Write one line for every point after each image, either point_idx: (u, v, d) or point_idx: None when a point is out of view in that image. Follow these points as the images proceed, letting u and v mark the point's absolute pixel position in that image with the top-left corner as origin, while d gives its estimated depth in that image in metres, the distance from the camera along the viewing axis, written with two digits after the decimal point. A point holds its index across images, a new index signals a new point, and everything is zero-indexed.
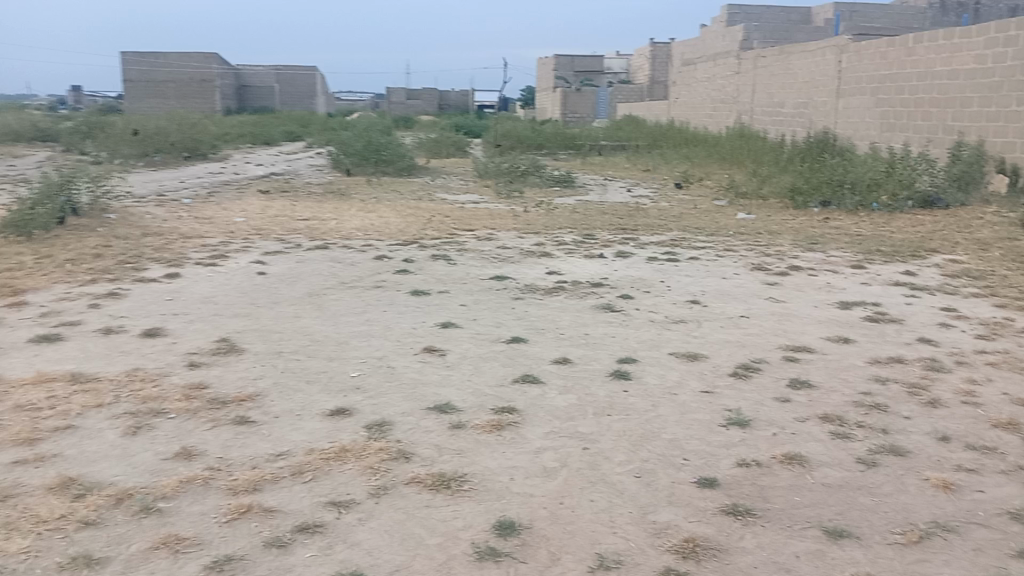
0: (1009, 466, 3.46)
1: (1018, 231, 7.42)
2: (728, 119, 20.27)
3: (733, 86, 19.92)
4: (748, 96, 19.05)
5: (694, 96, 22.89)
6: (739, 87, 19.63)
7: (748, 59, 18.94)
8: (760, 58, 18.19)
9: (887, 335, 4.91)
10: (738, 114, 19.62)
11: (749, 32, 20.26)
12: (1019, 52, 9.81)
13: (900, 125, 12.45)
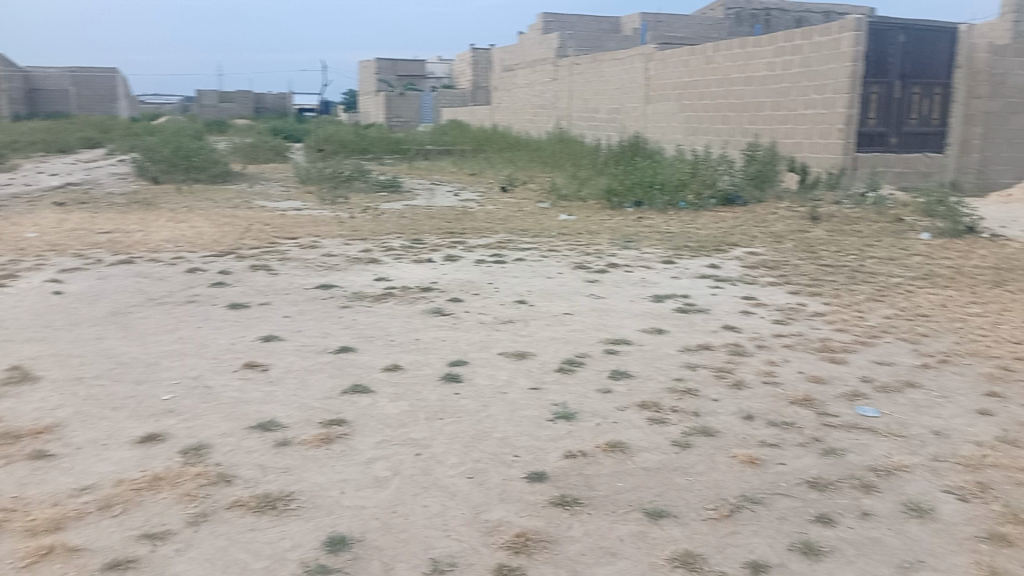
0: (805, 438, 3.79)
1: (805, 224, 8.21)
2: (548, 124, 21.02)
3: (551, 92, 20.70)
4: (565, 102, 19.86)
5: (515, 102, 23.56)
6: (557, 93, 20.42)
7: (565, 66, 19.74)
8: (576, 66, 19.01)
9: (697, 324, 5.26)
10: (558, 120, 20.41)
11: (564, 38, 20.90)
12: (804, 60, 10.88)
13: (702, 129, 13.48)
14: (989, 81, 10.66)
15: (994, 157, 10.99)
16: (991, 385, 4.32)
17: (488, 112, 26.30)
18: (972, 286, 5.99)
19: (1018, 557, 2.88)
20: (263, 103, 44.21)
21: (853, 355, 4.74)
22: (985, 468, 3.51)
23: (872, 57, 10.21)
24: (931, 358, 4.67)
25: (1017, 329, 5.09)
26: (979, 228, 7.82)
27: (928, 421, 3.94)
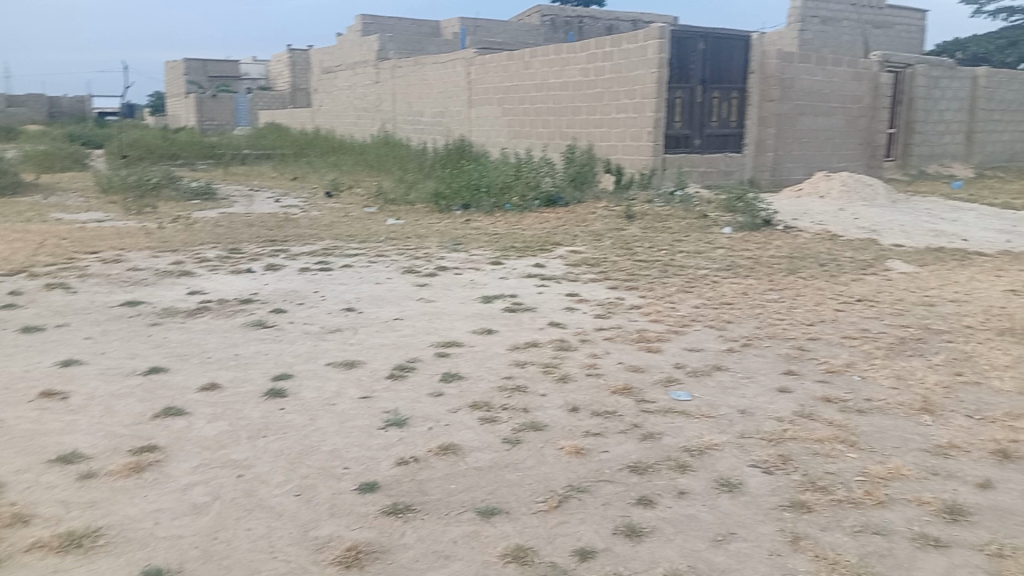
0: (626, 426, 3.99)
1: (622, 222, 8.63)
2: (373, 127, 20.84)
3: (374, 95, 20.54)
4: (389, 105, 19.77)
5: (337, 104, 23.19)
6: (380, 95, 20.28)
7: (387, 69, 19.65)
8: (398, 69, 18.99)
9: (524, 322, 5.38)
10: (383, 122, 20.27)
11: (385, 41, 20.36)
12: (614, 66, 11.40)
13: (524, 132, 13.87)
14: (779, 85, 11.89)
15: (786, 155, 12.35)
16: (788, 364, 4.74)
17: (309, 115, 25.62)
18: (770, 275, 6.55)
19: (815, 521, 3.17)
20: (59, 106, 40.52)
21: (668, 344, 5.04)
22: (784, 440, 3.83)
23: (675, 64, 10.97)
24: (737, 343, 5.05)
25: (808, 312, 5.62)
26: (773, 221, 8.60)
27: (736, 401, 4.26)
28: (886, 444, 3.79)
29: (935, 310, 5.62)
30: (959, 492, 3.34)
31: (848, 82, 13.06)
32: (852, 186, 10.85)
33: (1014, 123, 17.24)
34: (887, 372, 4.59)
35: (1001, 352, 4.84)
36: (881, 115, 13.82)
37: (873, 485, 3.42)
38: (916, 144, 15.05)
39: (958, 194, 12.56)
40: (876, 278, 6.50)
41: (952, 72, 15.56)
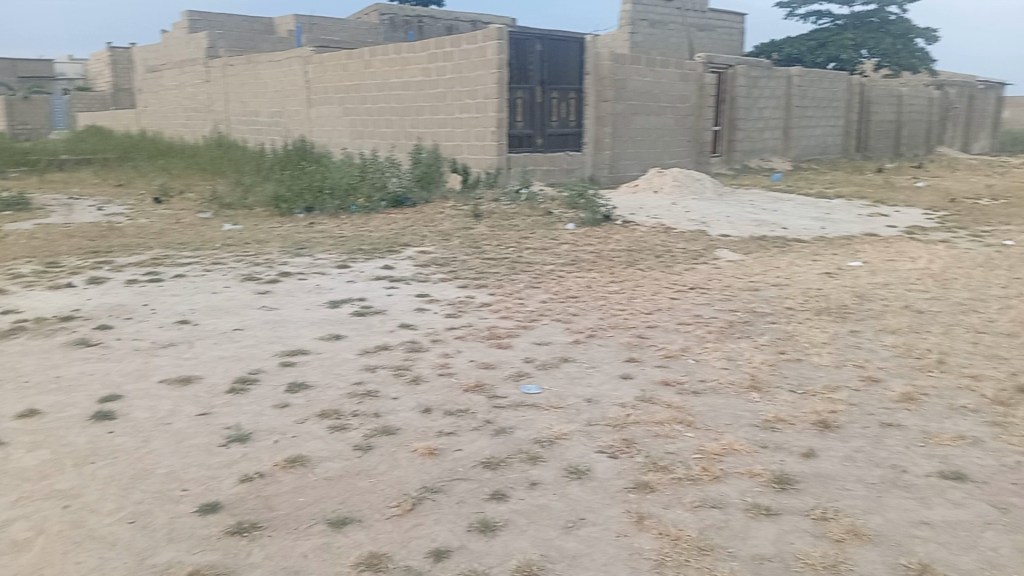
0: (478, 423, 4.03)
1: (469, 221, 8.72)
2: (206, 128, 19.88)
3: (206, 95, 19.60)
4: (222, 105, 18.93)
5: (165, 105, 21.94)
6: (212, 95, 19.37)
7: (218, 67, 18.79)
8: (230, 68, 18.22)
9: (373, 326, 5.31)
10: (216, 123, 19.37)
11: (214, 37, 19.31)
12: (455, 66, 11.48)
13: (367, 132, 13.69)
14: (613, 86, 12.43)
15: (622, 153, 12.93)
16: (630, 352, 4.96)
17: (134, 117, 24.06)
18: (611, 268, 6.83)
19: (658, 499, 3.34)
20: None
21: (517, 339, 5.14)
22: (628, 425, 4.01)
23: (515, 64, 11.21)
24: (583, 335, 5.23)
25: (647, 301, 5.91)
26: (613, 217, 8.98)
27: (582, 391, 4.41)
28: (721, 421, 4.05)
29: (760, 294, 6.07)
30: (785, 462, 3.63)
31: (676, 82, 13.83)
32: (683, 180, 11.49)
33: (824, 119, 18.88)
34: (720, 354, 4.91)
35: (817, 330, 5.30)
36: (706, 113, 14.75)
37: (709, 461, 3.65)
38: (739, 141, 16.19)
39: (777, 186, 13.63)
40: (707, 267, 6.93)
41: (769, 72, 16.77)
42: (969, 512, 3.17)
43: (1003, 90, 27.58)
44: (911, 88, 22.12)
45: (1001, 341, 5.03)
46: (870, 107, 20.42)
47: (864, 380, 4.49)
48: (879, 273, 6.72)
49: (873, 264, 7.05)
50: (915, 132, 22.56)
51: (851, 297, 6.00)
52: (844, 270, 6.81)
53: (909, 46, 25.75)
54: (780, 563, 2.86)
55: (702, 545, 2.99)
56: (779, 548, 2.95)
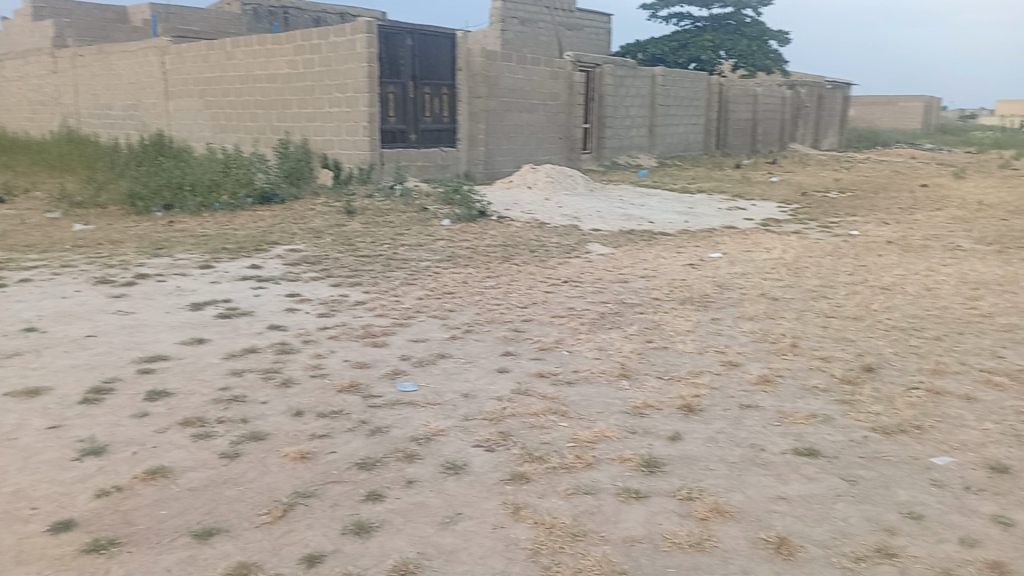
0: (353, 423, 3.96)
1: (341, 218, 8.54)
2: (53, 122, 18.52)
3: (52, 86, 18.25)
4: (71, 97, 17.67)
5: (6, 97, 20.29)
6: (59, 87, 18.06)
7: (65, 57, 17.52)
8: (78, 58, 17.03)
9: (240, 328, 5.11)
10: (65, 117, 18.07)
11: (60, 26, 17.99)
12: (323, 59, 11.21)
13: (231, 126, 13.15)
14: (485, 83, 12.52)
15: (496, 149, 13.09)
16: (506, 346, 5.01)
17: None
18: (487, 263, 6.88)
19: (534, 489, 3.39)
20: None
21: (393, 337, 5.09)
22: (504, 418, 4.05)
23: (385, 58, 11.04)
24: (458, 330, 5.24)
25: (522, 295, 5.99)
26: (488, 212, 9.05)
27: (458, 386, 4.42)
28: (593, 410, 4.16)
29: (630, 286, 6.29)
30: (654, 447, 3.77)
31: (547, 79, 14.08)
32: (555, 176, 11.72)
33: (687, 117, 19.77)
34: (592, 345, 5.04)
35: (683, 318, 5.55)
36: (576, 111, 15.12)
37: (582, 449, 3.74)
38: (608, 138, 16.71)
39: (644, 182, 14.16)
40: (579, 260, 7.11)
41: (635, 71, 17.37)
42: (820, 485, 3.41)
43: (846, 90, 29.80)
44: (765, 88, 23.52)
45: (847, 324, 5.44)
46: (729, 106, 21.55)
47: (725, 365, 4.75)
48: (738, 264, 7.11)
49: (732, 255, 7.45)
50: (770, 130, 23.99)
51: (713, 287, 6.31)
52: (707, 261, 7.16)
53: (762, 47, 27.34)
54: (649, 543, 2.98)
55: (576, 531, 3.06)
56: (648, 530, 3.07)
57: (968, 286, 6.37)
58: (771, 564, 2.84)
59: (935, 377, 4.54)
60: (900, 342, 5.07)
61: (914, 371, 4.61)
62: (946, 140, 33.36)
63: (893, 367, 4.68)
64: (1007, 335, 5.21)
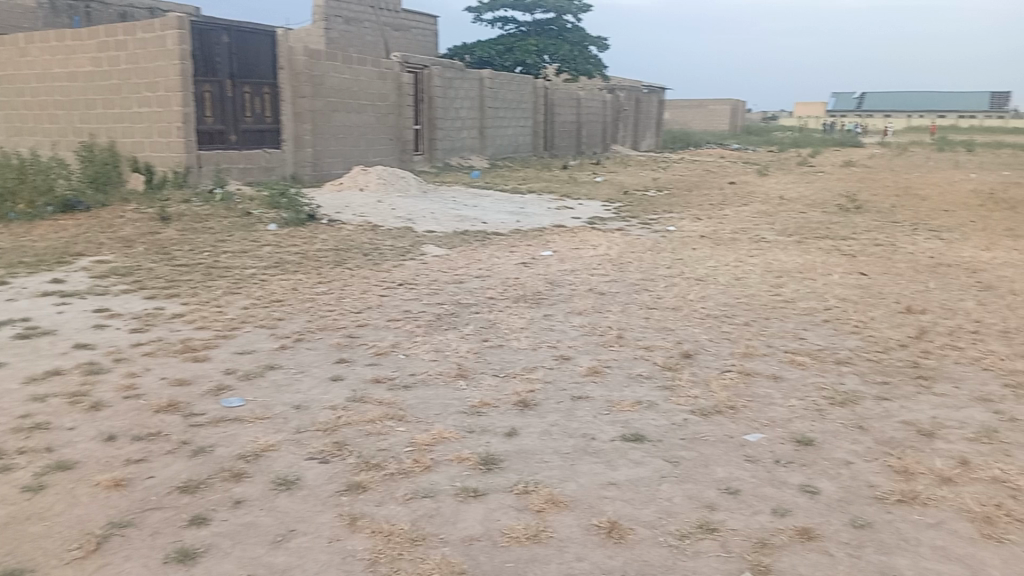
0: (173, 445, 3.69)
1: (156, 225, 7.98)
2: None
3: None
4: None
5: None
6: None
7: None
8: None
9: (42, 349, 4.63)
10: None
11: None
12: (130, 56, 10.44)
13: (27, 128, 11.92)
14: (309, 82, 12.22)
15: (324, 151, 12.80)
16: (339, 353, 4.88)
17: None
18: (318, 268, 6.68)
19: (371, 498, 3.31)
20: None
21: (217, 351, 4.81)
22: (339, 428, 3.93)
23: (199, 55, 10.44)
24: (289, 339, 5.04)
25: (355, 300, 5.86)
26: (317, 216, 8.80)
27: (289, 398, 4.24)
28: (430, 412, 4.13)
29: (465, 286, 6.33)
30: (490, 444, 3.80)
31: (374, 80, 13.93)
32: (387, 178, 11.60)
33: (516, 119, 20.24)
34: (428, 346, 5.02)
35: (517, 316, 5.65)
36: (406, 112, 15.05)
37: (420, 452, 3.70)
38: (439, 139, 16.78)
39: (475, 183, 14.33)
40: (414, 262, 7.07)
41: (463, 74, 17.54)
42: (647, 468, 3.58)
43: (660, 94, 31.69)
44: (587, 92, 24.53)
45: (668, 314, 5.76)
46: (555, 109, 22.31)
47: (558, 359, 4.88)
48: (568, 261, 7.35)
49: (562, 252, 7.70)
50: (594, 132, 25.07)
51: (544, 284, 6.49)
52: (538, 260, 7.34)
53: (583, 52, 28.45)
54: (487, 541, 2.99)
55: (415, 536, 3.02)
56: (486, 527, 3.08)
57: (772, 275, 6.95)
58: (604, 549, 2.93)
59: (745, 359, 4.90)
60: (715, 329, 5.44)
61: (728, 355, 4.96)
62: (749, 140, 36.35)
63: (709, 353, 5.00)
64: (806, 318, 5.73)
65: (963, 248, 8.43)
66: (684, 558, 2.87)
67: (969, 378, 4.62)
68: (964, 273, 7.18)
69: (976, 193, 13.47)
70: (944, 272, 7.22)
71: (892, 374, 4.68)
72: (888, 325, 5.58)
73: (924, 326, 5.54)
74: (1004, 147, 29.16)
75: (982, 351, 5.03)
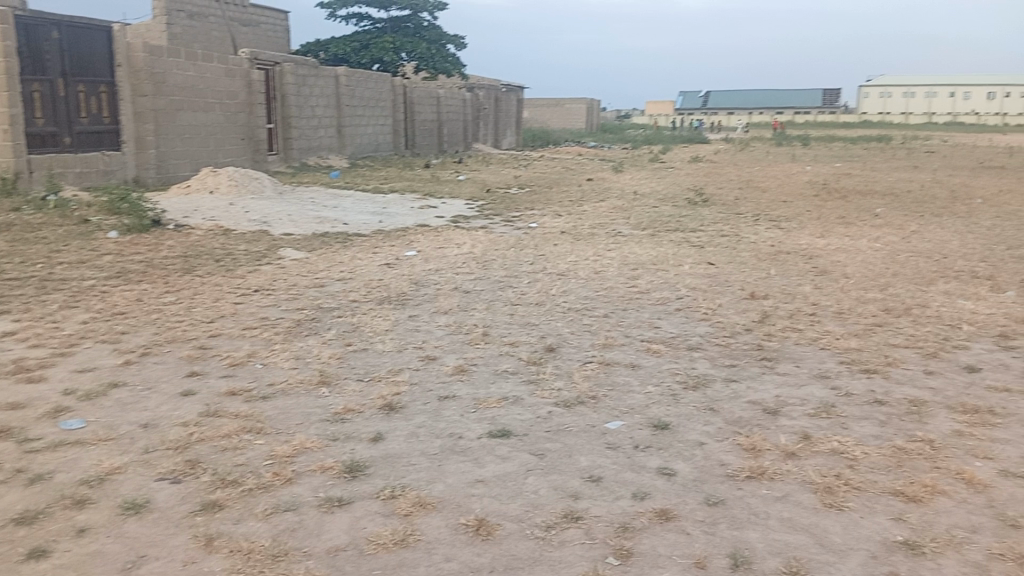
0: (6, 474, 3.37)
1: None
2: None
3: None
4: None
5: None
6: None
7: None
8: None
9: None
10: None
11: None
12: None
13: None
14: (150, 80, 11.55)
15: (169, 151, 12.17)
16: (191, 366, 4.63)
17: None
18: (165, 276, 6.32)
19: (229, 516, 3.15)
20: None
21: (54, 370, 4.45)
22: (193, 445, 3.72)
23: (26, 52, 9.61)
24: (134, 354, 4.73)
25: (206, 309, 5.59)
26: (163, 221, 8.31)
27: (136, 417, 3.98)
28: (291, 422, 3.99)
29: (325, 290, 6.17)
30: (355, 451, 3.72)
31: (220, 78, 13.37)
32: (239, 180, 11.13)
33: (375, 117, 19.96)
34: (287, 354, 4.85)
35: (380, 318, 5.56)
36: (258, 111, 14.51)
37: (281, 465, 3.56)
38: (294, 138, 16.29)
39: (335, 183, 14.01)
40: (270, 267, 6.82)
41: (317, 71, 17.12)
42: (514, 463, 3.61)
43: (518, 92, 32.17)
44: (447, 90, 24.54)
45: (531, 310, 5.84)
46: (414, 107, 22.18)
47: (424, 360, 4.84)
48: (432, 260, 7.32)
49: (426, 252, 7.66)
50: (455, 130, 25.13)
51: (408, 284, 6.43)
52: (402, 260, 7.26)
53: (441, 50, 28.44)
54: (353, 550, 2.92)
55: (276, 552, 2.90)
56: (352, 536, 3.01)
57: (629, 267, 7.20)
58: (472, 547, 2.93)
59: (605, 350, 5.05)
60: (577, 322, 5.58)
61: (589, 347, 5.09)
62: (606, 138, 37.50)
63: (572, 346, 5.12)
64: (662, 307, 5.98)
65: (799, 236, 9.06)
66: (551, 549, 2.92)
67: (808, 357, 4.97)
68: (801, 259, 7.71)
69: (809, 184, 14.53)
70: (784, 259, 7.73)
71: (739, 357, 4.96)
72: (736, 311, 5.92)
73: (767, 311, 5.92)
74: (834, 141, 31.62)
75: (819, 332, 5.43)
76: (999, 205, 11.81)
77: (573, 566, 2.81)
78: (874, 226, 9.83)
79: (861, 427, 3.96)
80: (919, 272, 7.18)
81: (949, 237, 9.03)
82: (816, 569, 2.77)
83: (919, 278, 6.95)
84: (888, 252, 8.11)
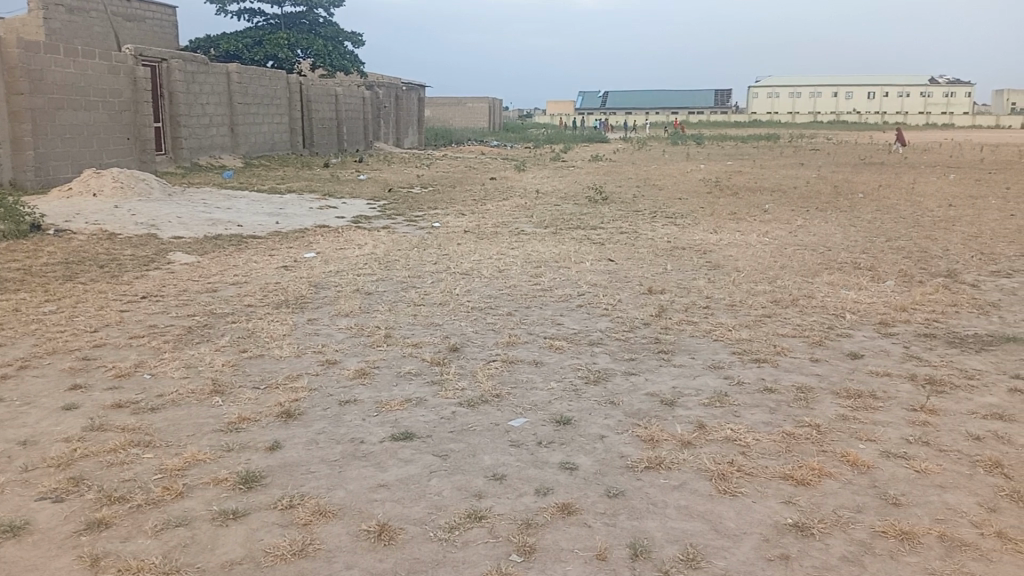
0: None
1: None
2: None
3: None
4: None
5: None
6: None
7: None
8: None
9: None
10: None
11: None
12: None
13: None
14: (26, 78, 10.87)
15: (49, 153, 11.50)
16: (73, 378, 4.38)
17: None
18: (44, 284, 5.96)
19: (116, 534, 2.99)
20: None
21: None
22: (75, 462, 3.51)
23: None
24: (10, 368, 4.43)
25: (90, 318, 5.30)
26: (41, 226, 7.85)
27: (14, 434, 3.73)
28: (183, 434, 3.83)
29: (218, 295, 5.96)
30: (251, 461, 3.60)
31: (103, 75, 12.73)
32: (125, 181, 10.61)
33: (271, 115, 19.45)
34: (178, 363, 4.66)
35: (278, 323, 5.41)
36: (145, 109, 13.89)
37: (171, 479, 3.41)
38: (183, 138, 15.68)
39: (229, 184, 13.57)
40: (159, 272, 6.54)
41: (207, 68, 16.51)
42: (417, 465, 3.58)
43: (420, 92, 31.98)
44: (348, 87, 24.12)
45: (435, 310, 5.81)
46: (312, 105, 21.72)
47: (324, 364, 4.74)
48: (332, 261, 7.19)
49: (325, 253, 7.51)
50: (356, 129, 24.76)
51: (306, 287, 6.28)
52: (300, 262, 7.09)
53: (338, 48, 27.91)
54: (250, 563, 2.82)
55: (167, 569, 2.77)
56: (248, 549, 2.91)
57: (532, 265, 7.27)
58: (374, 553, 2.88)
59: (509, 348, 5.08)
60: (480, 321, 5.59)
61: (493, 345, 5.11)
62: (510, 137, 37.72)
63: (475, 345, 5.12)
64: (563, 304, 6.06)
65: (695, 232, 9.35)
66: (454, 550, 2.91)
67: (703, 349, 5.13)
68: (696, 255, 7.96)
69: (703, 182, 15.02)
70: (679, 254, 7.96)
71: (638, 351, 5.08)
72: (635, 306, 6.05)
73: (664, 305, 6.08)
74: (728, 140, 32.74)
75: (713, 324, 5.62)
76: (877, 200, 12.51)
77: (477, 565, 2.81)
78: (763, 221, 10.24)
79: (753, 414, 4.11)
80: (806, 264, 7.53)
81: (833, 230, 9.52)
82: (712, 554, 2.86)
83: (806, 270, 7.29)
84: (777, 246, 8.48)
